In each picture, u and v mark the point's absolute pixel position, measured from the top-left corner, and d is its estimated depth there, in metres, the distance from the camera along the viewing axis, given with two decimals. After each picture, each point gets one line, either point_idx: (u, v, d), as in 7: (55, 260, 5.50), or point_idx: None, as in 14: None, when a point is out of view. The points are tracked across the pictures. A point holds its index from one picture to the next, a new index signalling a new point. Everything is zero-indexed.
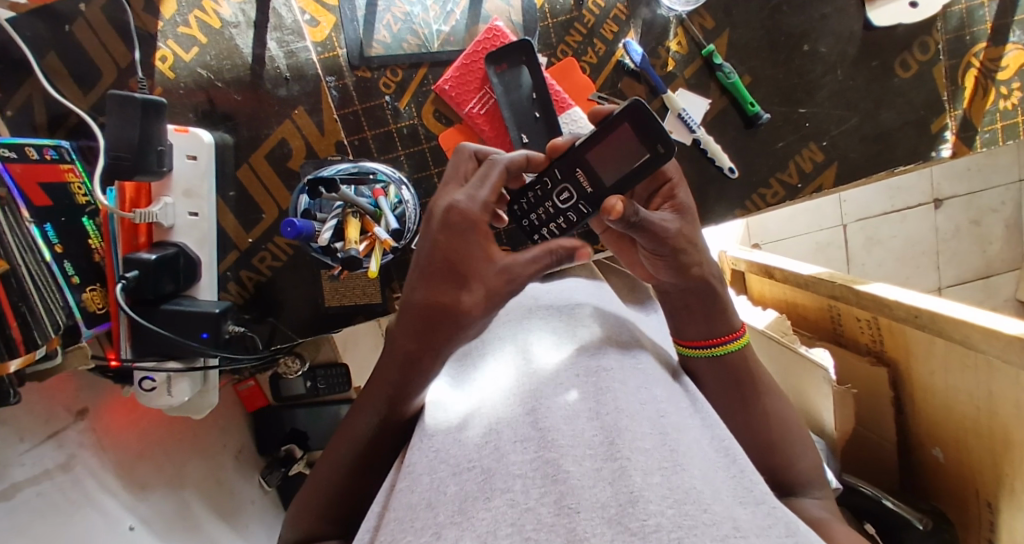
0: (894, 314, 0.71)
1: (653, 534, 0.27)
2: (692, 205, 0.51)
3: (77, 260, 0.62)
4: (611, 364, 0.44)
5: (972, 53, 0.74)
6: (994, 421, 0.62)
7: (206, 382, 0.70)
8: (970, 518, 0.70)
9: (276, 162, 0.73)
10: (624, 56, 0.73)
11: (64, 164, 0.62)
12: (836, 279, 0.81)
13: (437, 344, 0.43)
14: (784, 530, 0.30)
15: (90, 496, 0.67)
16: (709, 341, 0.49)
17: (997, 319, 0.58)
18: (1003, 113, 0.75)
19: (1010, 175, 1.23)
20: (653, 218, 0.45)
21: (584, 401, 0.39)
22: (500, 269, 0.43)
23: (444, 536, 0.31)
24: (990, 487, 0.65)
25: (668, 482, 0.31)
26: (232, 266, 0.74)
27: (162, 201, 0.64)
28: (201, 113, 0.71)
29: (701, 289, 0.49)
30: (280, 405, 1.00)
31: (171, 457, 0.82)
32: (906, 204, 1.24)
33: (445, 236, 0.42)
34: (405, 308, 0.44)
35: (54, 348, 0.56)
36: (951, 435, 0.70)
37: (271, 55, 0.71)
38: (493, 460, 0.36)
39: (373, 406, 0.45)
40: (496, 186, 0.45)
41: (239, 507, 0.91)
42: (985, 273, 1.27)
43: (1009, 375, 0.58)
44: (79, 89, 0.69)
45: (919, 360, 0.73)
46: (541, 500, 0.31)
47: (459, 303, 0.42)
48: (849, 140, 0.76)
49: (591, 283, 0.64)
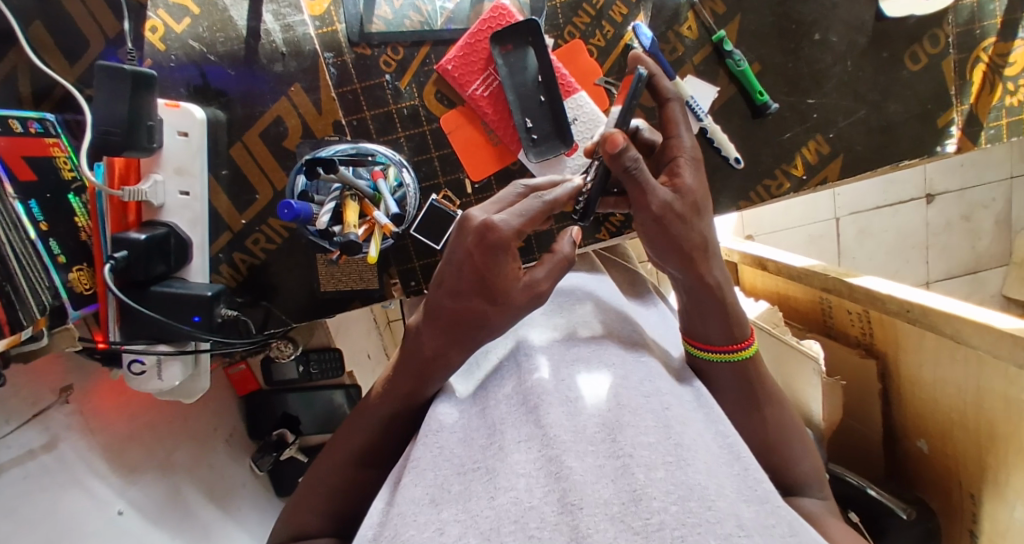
0: (886, 308, 0.71)
1: (657, 533, 0.27)
2: (698, 187, 0.50)
3: (64, 238, 0.60)
4: (615, 361, 0.43)
5: (982, 47, 0.73)
6: (981, 416, 0.63)
7: (196, 366, 0.67)
8: (954, 510, 0.71)
9: (271, 141, 0.70)
10: (632, 39, 0.71)
11: (49, 138, 0.59)
12: (830, 272, 0.81)
13: (465, 344, 0.47)
14: (788, 529, 0.29)
15: (77, 480, 0.66)
16: (729, 347, 0.48)
17: (990, 315, 0.58)
18: (1009, 109, 0.74)
19: (1004, 172, 1.23)
20: (647, 176, 0.46)
21: (586, 396, 0.39)
22: (524, 288, 0.46)
23: (446, 534, 0.30)
24: (974, 479, 0.66)
25: (672, 477, 0.31)
26: (225, 248, 0.72)
27: (152, 178, 0.62)
28: (193, 88, 0.68)
29: (705, 287, 0.48)
30: (271, 390, 0.98)
31: (161, 440, 0.81)
32: (902, 198, 1.24)
33: (478, 255, 0.43)
34: (438, 311, 0.47)
35: (39, 330, 0.55)
36: (938, 427, 0.71)
37: (267, 28, 0.68)
38: (496, 459, 0.35)
39: (392, 399, 0.50)
40: (532, 218, 0.45)
41: (230, 490, 0.90)
42: (974, 268, 1.28)
43: (999, 369, 0.58)
44: (64, 59, 0.65)
45: (908, 352, 0.73)
46: (544, 498, 0.30)
47: (489, 315, 0.46)
48: (855, 132, 0.75)
49: (590, 277, 0.64)
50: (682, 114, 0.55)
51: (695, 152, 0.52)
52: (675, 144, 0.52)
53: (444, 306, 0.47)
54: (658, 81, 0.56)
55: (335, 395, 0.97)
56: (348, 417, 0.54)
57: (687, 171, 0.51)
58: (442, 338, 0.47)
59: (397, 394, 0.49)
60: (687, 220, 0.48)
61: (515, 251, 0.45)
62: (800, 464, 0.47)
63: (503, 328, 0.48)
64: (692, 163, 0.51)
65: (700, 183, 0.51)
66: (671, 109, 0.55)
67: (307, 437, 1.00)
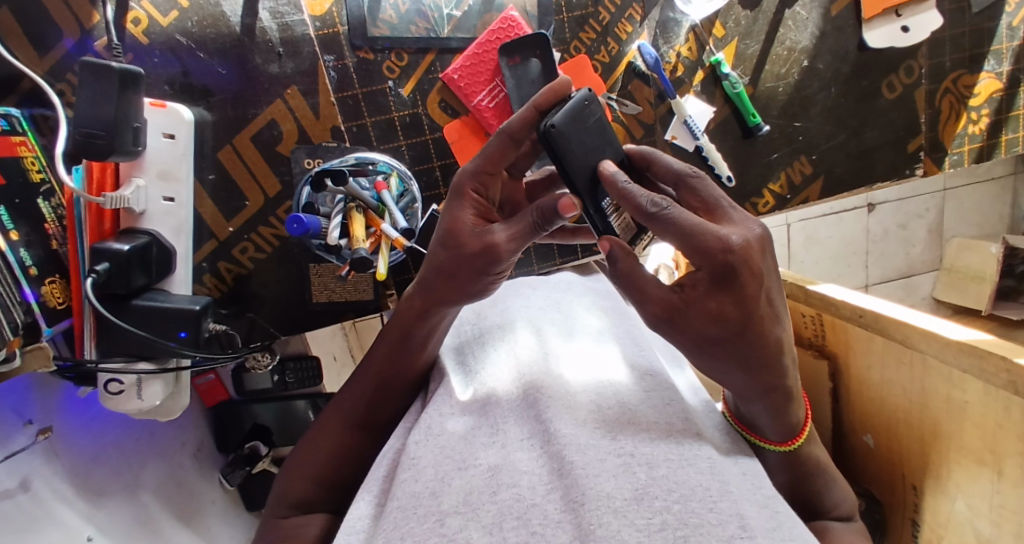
0: (839, 313, 0.68)
1: (659, 531, 0.32)
2: (719, 307, 0.38)
3: (34, 247, 0.54)
4: (621, 385, 0.49)
5: (951, 79, 0.79)
6: (925, 414, 0.59)
7: (177, 383, 0.63)
8: (896, 501, 0.66)
9: (264, 146, 0.67)
10: (635, 57, 0.73)
11: (16, 135, 0.54)
12: (786, 276, 0.77)
13: (443, 304, 0.48)
14: (787, 532, 0.34)
15: (45, 508, 0.60)
16: (778, 440, 0.46)
17: (941, 323, 0.56)
18: (970, 137, 0.80)
19: (934, 185, 1.24)
20: (625, 280, 0.41)
21: (590, 408, 0.45)
22: (478, 235, 0.44)
23: (445, 525, 0.35)
24: (917, 472, 0.62)
25: (671, 477, 0.37)
26: (209, 257, 0.68)
27: (134, 183, 0.57)
28: (176, 86, 0.63)
29: (755, 393, 0.42)
30: (242, 401, 0.91)
31: (128, 460, 0.75)
32: (845, 206, 1.22)
33: (448, 200, 0.46)
34: (423, 271, 0.49)
35: (14, 350, 0.49)
36: (884, 427, 0.66)
37: (263, 26, 0.64)
38: (499, 458, 0.40)
39: (367, 378, 0.55)
40: (487, 154, 0.45)
41: (197, 508, 0.85)
42: (907, 273, 1.29)
43: (943, 375, 0.56)
44: (35, 51, 0.60)
45: (856, 354, 0.68)
46: (548, 497, 0.36)
47: (438, 263, 0.46)
48: (837, 154, 0.79)
49: (607, 302, 0.68)
50: (683, 224, 0.37)
51: (729, 259, 0.36)
52: (695, 255, 0.37)
53: (427, 270, 0.48)
54: (625, 189, 0.40)
55: (297, 405, 0.91)
56: (345, 385, 0.57)
57: (710, 287, 0.38)
58: (421, 299, 0.50)
59: (386, 344, 0.54)
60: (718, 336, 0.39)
61: (473, 200, 0.46)
62: (813, 481, 0.47)
63: (462, 288, 0.46)
64: (722, 277, 0.37)
65: (736, 298, 0.37)
66: (661, 230, 0.38)
67: (279, 448, 0.95)
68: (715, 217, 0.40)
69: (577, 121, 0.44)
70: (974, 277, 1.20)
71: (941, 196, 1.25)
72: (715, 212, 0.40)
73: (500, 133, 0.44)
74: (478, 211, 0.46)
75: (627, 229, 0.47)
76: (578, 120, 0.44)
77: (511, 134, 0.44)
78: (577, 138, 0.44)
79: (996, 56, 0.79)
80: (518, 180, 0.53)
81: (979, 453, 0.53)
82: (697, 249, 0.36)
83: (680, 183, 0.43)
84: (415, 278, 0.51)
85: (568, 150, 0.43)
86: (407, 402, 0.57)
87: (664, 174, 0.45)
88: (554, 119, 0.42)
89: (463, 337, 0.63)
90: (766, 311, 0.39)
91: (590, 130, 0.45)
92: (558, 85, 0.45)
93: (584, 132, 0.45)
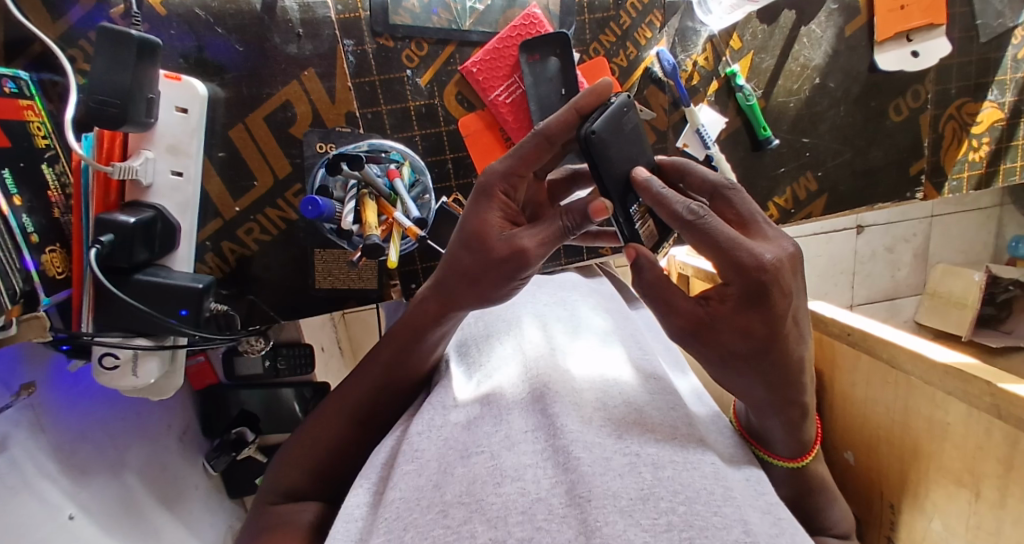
0: (827, 330, 0.69)
1: (665, 532, 0.32)
2: (746, 322, 0.38)
3: (37, 214, 0.53)
4: (625, 384, 0.50)
5: (956, 106, 0.81)
6: (905, 433, 0.60)
7: (172, 362, 0.62)
8: (871, 516, 0.67)
9: (276, 127, 0.66)
10: (653, 63, 0.73)
11: (23, 99, 0.53)
12: None
13: (460, 303, 0.48)
14: (789, 539, 0.34)
15: (28, 483, 0.58)
16: (782, 455, 0.48)
17: (920, 342, 0.57)
18: (970, 164, 0.82)
19: (925, 209, 1.26)
20: (654, 289, 0.41)
21: (594, 405, 0.45)
22: (505, 239, 0.43)
23: (449, 515, 0.35)
24: (893, 489, 0.63)
25: (676, 479, 0.37)
26: (213, 236, 0.67)
27: (143, 154, 0.56)
28: (192, 59, 0.62)
29: (771, 408, 0.43)
30: (230, 386, 0.90)
31: (114, 439, 0.73)
32: (835, 226, 1.24)
33: (475, 201, 0.46)
34: (442, 269, 0.49)
35: (10, 318, 0.47)
36: (863, 442, 0.67)
37: (284, 6, 0.63)
38: (503, 450, 0.40)
39: (372, 372, 0.54)
40: (518, 155, 0.44)
41: (178, 492, 0.83)
42: (892, 295, 1.32)
43: (926, 395, 0.56)
44: (49, 15, 0.59)
45: (840, 370, 0.69)
46: (552, 492, 0.36)
47: (461, 263, 0.46)
48: (841, 172, 0.81)
49: (609, 304, 0.68)
50: (720, 236, 0.37)
51: (763, 277, 0.37)
52: (730, 270, 0.38)
53: (447, 268, 0.48)
54: (663, 196, 0.40)
55: (283, 393, 0.91)
56: (348, 376, 0.57)
57: (740, 303, 0.38)
58: (438, 295, 0.50)
59: (393, 339, 0.54)
60: (739, 350, 0.39)
61: (502, 203, 0.45)
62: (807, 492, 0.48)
63: (483, 290, 0.46)
64: (755, 295, 0.37)
65: (764, 315, 0.38)
66: (696, 239, 0.38)
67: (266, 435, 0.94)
68: (749, 231, 0.40)
69: (614, 129, 0.45)
70: (957, 303, 1.23)
71: (929, 221, 1.27)
72: (749, 227, 0.41)
73: (534, 135, 0.44)
74: (506, 214, 0.45)
75: (651, 237, 0.47)
76: (616, 128, 0.45)
77: (548, 136, 0.43)
78: (613, 145, 0.44)
79: (999, 86, 0.81)
80: (541, 181, 0.53)
81: (956, 473, 0.54)
82: (732, 264, 0.37)
83: (715, 195, 0.43)
84: (432, 274, 0.51)
85: (606, 159, 0.43)
86: (410, 396, 0.57)
87: (698, 186, 0.45)
88: (595, 124, 0.43)
89: (469, 331, 0.63)
90: (793, 332, 0.39)
91: (624, 138, 0.46)
92: (599, 88, 0.44)
93: (620, 139, 0.45)
